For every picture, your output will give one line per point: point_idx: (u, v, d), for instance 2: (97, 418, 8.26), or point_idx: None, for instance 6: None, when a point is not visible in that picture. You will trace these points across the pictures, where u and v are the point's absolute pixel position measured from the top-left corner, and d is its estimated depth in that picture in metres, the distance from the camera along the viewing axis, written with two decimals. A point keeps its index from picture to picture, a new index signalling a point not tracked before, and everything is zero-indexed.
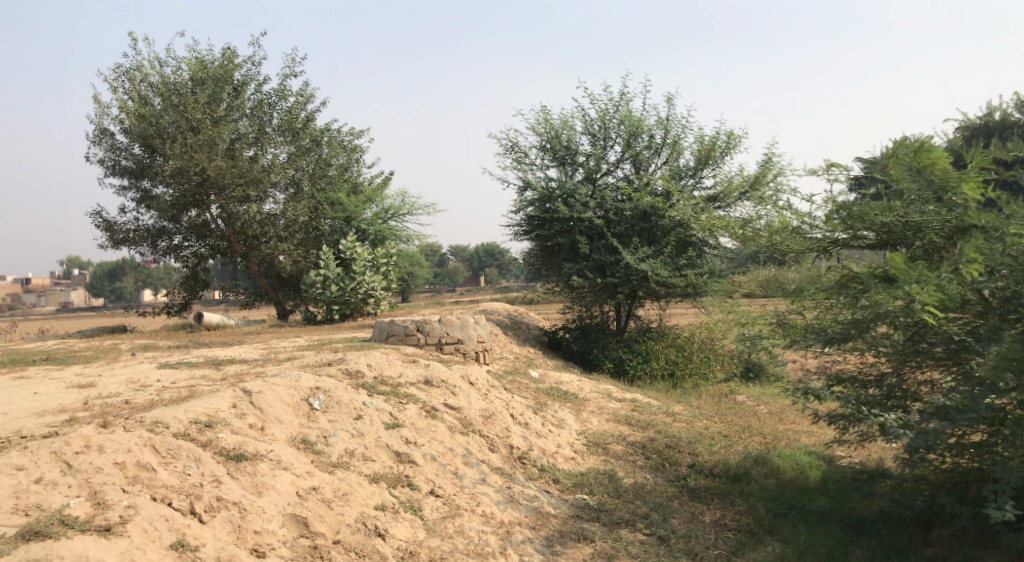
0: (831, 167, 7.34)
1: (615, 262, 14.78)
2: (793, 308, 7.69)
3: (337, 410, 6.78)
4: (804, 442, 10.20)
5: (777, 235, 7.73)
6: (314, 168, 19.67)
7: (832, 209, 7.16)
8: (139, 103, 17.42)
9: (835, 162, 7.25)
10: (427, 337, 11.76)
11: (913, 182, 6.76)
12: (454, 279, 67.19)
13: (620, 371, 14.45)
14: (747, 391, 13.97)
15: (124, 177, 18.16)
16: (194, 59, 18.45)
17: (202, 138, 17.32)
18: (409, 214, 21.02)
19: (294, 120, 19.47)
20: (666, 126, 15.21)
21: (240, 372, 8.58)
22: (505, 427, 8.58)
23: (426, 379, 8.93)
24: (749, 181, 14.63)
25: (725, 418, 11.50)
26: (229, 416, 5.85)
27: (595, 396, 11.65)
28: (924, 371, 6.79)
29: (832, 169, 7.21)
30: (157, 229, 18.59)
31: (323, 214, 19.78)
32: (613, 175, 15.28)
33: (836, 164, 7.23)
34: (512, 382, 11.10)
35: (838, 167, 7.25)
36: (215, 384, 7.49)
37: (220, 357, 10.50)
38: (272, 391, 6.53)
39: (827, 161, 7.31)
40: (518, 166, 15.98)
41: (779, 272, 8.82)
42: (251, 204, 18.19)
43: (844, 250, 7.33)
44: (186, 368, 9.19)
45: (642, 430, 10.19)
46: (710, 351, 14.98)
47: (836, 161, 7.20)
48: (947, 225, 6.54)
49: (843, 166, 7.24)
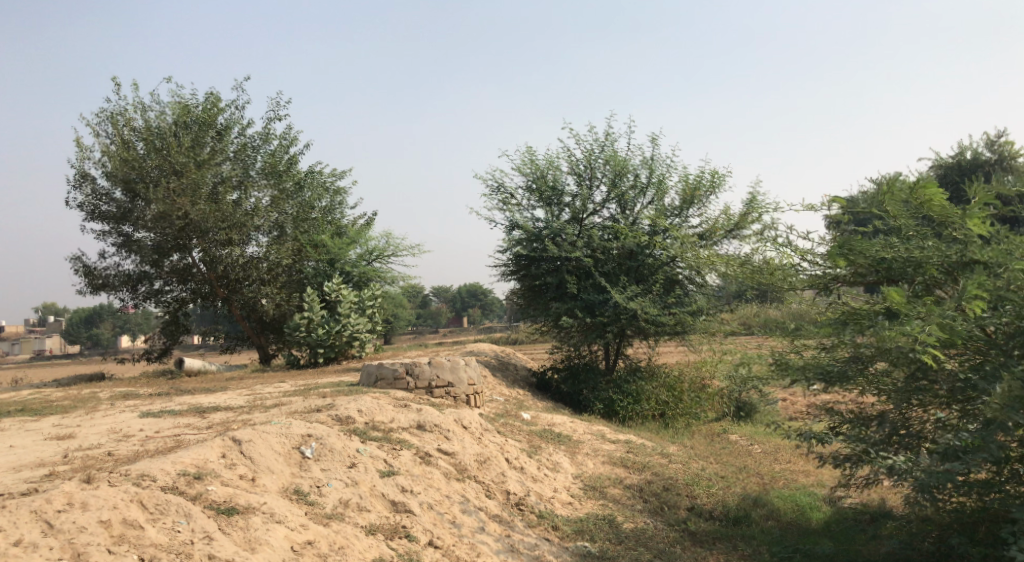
0: (830, 201, 7.15)
1: (603, 301, 14.67)
2: (791, 345, 7.54)
3: (329, 458, 6.53)
4: (802, 482, 10.03)
5: (776, 272, 7.58)
6: (297, 211, 19.53)
7: (833, 245, 6.99)
8: (122, 147, 17.29)
9: (835, 195, 7.09)
10: (417, 380, 11.53)
11: (909, 217, 6.80)
12: (438, 320, 67.09)
13: (611, 412, 14.21)
14: (740, 431, 13.82)
15: (105, 222, 17.91)
16: (178, 103, 18.48)
17: (186, 182, 17.03)
18: (394, 255, 20.90)
19: (277, 163, 19.48)
20: (650, 166, 15.31)
21: (226, 420, 8.29)
22: (500, 472, 8.33)
23: (419, 424, 8.69)
24: (735, 219, 14.69)
25: (721, 458, 11.32)
26: (218, 467, 5.59)
27: (588, 438, 11.43)
28: (928, 409, 6.68)
29: (832, 203, 7.02)
30: (137, 274, 18.28)
31: (307, 256, 19.57)
32: (600, 215, 15.30)
33: (837, 198, 7.04)
34: (505, 425, 10.88)
35: (838, 201, 7.08)
36: (201, 433, 7.21)
37: (204, 404, 10.18)
38: (263, 439, 6.28)
39: (827, 194, 7.10)
40: (504, 208, 15.97)
41: (772, 311, 8.74)
42: (234, 247, 18.07)
43: (845, 287, 7.20)
44: (168, 417, 8.88)
45: (638, 473, 9.97)
46: (701, 391, 14.84)
47: (836, 196, 7.03)
48: (948, 260, 6.46)
49: (843, 200, 7.08)
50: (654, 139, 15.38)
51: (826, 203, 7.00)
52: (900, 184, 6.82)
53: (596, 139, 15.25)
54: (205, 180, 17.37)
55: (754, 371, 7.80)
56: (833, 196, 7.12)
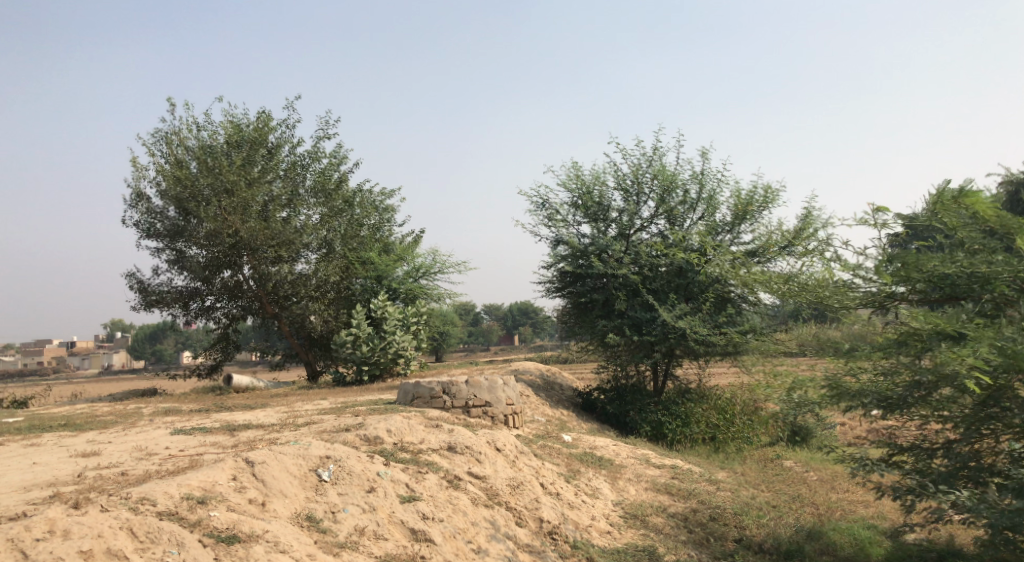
0: (878, 212, 6.39)
1: (651, 319, 14.08)
2: (845, 368, 6.76)
3: (347, 482, 6.24)
4: (861, 514, 9.29)
5: (824, 289, 6.76)
6: (346, 229, 19.53)
7: (881, 259, 6.30)
8: (175, 166, 17.59)
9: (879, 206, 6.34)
10: (454, 399, 11.20)
11: (973, 228, 5.97)
12: (488, 338, 67.07)
13: (658, 435, 13.60)
14: (795, 457, 13.06)
15: (160, 239, 18.21)
16: (231, 123, 18.80)
17: (236, 201, 17.23)
18: (440, 272, 20.77)
19: (327, 181, 19.49)
20: (700, 180, 14.76)
21: (255, 439, 8.08)
22: (534, 498, 7.87)
23: (450, 445, 8.32)
24: (790, 235, 13.95)
25: (773, 487, 10.61)
26: (227, 490, 5.36)
27: (631, 462, 10.88)
28: (1001, 439, 5.98)
29: (877, 214, 6.29)
30: (189, 290, 18.50)
31: (355, 273, 19.60)
32: (647, 231, 14.78)
33: (881, 209, 6.30)
34: (543, 447, 10.45)
35: (885, 211, 6.31)
36: (222, 453, 7.01)
37: (238, 421, 10.00)
38: (278, 461, 6.04)
39: (873, 205, 6.36)
40: (550, 224, 15.62)
41: (826, 331, 8.06)
42: (283, 264, 18.20)
43: (905, 306, 6.35)
44: (198, 435, 8.71)
45: (684, 501, 9.37)
46: (754, 414, 14.14)
47: (881, 206, 6.27)
48: (1020, 275, 5.62)
49: (890, 211, 6.31)
50: (704, 153, 14.83)
51: (869, 215, 6.29)
52: (950, 194, 6.10)
53: (644, 153, 14.80)
54: (256, 199, 17.53)
55: (808, 395, 7.07)
56: (878, 207, 6.35)
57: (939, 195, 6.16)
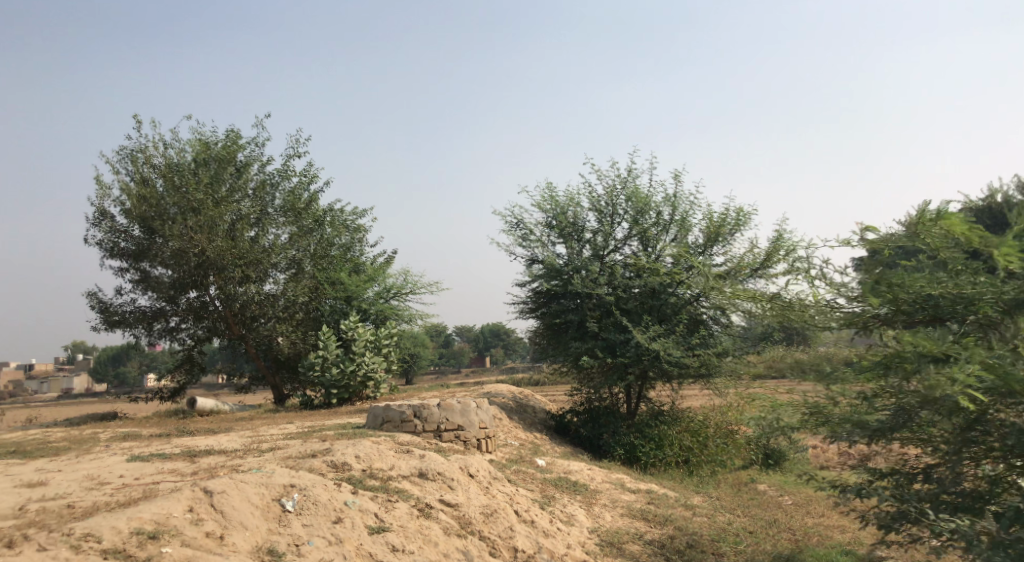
0: (864, 231, 6.20)
1: (625, 341, 13.92)
2: (827, 392, 6.62)
3: (313, 512, 5.92)
4: (838, 539, 9.16)
5: (808, 310, 6.50)
6: (316, 249, 19.15)
7: (869, 279, 6.08)
8: (140, 184, 17.10)
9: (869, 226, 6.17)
10: (425, 423, 10.88)
11: (955, 248, 5.88)
12: (461, 360, 66.43)
13: (632, 458, 13.38)
14: (769, 480, 12.95)
15: (123, 259, 17.67)
16: (199, 140, 18.41)
17: (203, 219, 16.79)
18: (411, 293, 20.48)
19: (296, 201, 19.13)
20: (673, 203, 14.75)
21: (216, 466, 7.69)
22: (508, 526, 7.59)
23: (421, 472, 8.01)
24: (761, 257, 13.96)
25: (749, 512, 10.46)
26: (182, 523, 5.04)
27: (606, 487, 10.65)
28: (981, 464, 5.81)
29: (865, 234, 6.13)
30: (153, 311, 17.95)
31: (324, 294, 19.20)
32: (621, 252, 14.68)
33: (870, 227, 6.10)
34: (517, 472, 10.18)
35: (873, 230, 6.13)
36: (180, 482, 6.64)
37: (199, 447, 9.57)
38: (238, 490, 5.71)
39: (859, 225, 6.17)
40: (525, 244, 15.46)
41: (801, 352, 7.95)
42: (250, 284, 17.71)
43: (887, 329, 6.18)
44: (156, 462, 8.28)
45: (661, 527, 9.15)
46: (728, 437, 14.02)
47: (869, 225, 6.08)
48: (1003, 297, 5.55)
49: (877, 229, 6.12)
50: (677, 175, 14.84)
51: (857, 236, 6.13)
52: (932, 215, 5.94)
53: (618, 175, 14.77)
54: (223, 217, 17.11)
55: (787, 418, 6.93)
56: (866, 226, 6.20)
57: (920, 216, 6.00)
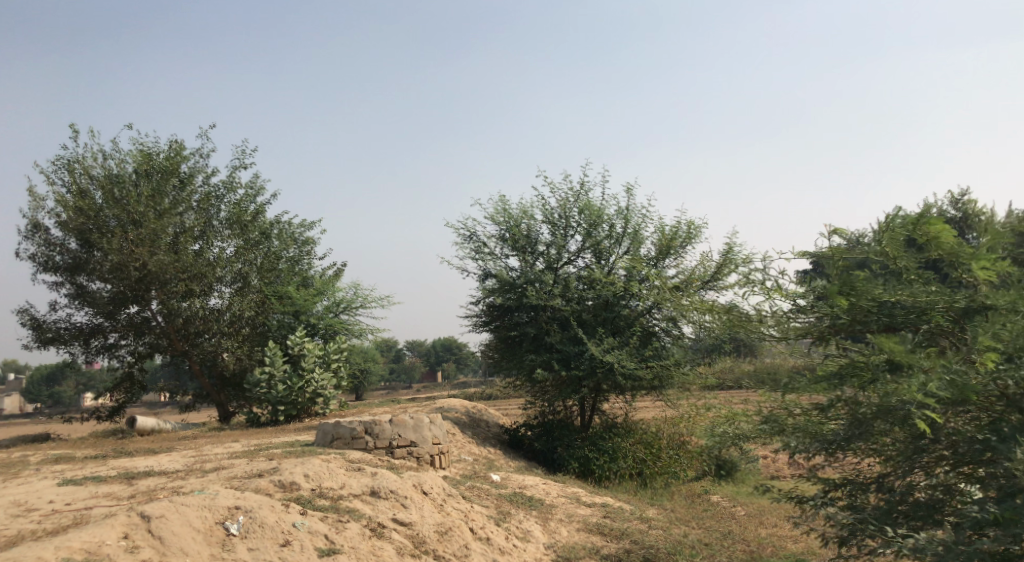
0: (830, 236, 6.17)
1: (580, 353, 13.89)
2: (780, 402, 6.67)
3: (259, 535, 5.64)
4: (791, 549, 9.23)
5: (765, 318, 6.51)
6: (263, 262, 18.62)
7: (833, 283, 6.03)
8: (77, 196, 16.38)
9: (836, 228, 6.14)
10: (377, 439, 10.60)
11: (911, 257, 5.96)
12: (412, 375, 65.60)
13: (586, 472, 13.31)
14: (721, 491, 13.03)
15: (58, 273, 16.89)
16: (140, 151, 17.77)
17: (144, 232, 16.17)
18: (362, 307, 20.12)
19: (243, 213, 18.63)
20: (625, 216, 14.82)
21: (155, 488, 7.30)
22: (463, 544, 7.39)
23: (373, 490, 7.76)
24: (712, 270, 14.11)
25: (703, 523, 10.47)
26: (117, 553, 4.73)
27: (562, 502, 10.53)
28: (932, 473, 5.87)
29: (833, 237, 6.05)
30: (91, 327, 17.17)
31: (272, 308, 18.68)
32: (575, 265, 14.67)
33: (836, 231, 6.08)
34: (472, 488, 9.99)
35: (839, 234, 6.11)
36: (115, 506, 6.27)
37: (137, 469, 9.10)
38: (178, 514, 5.41)
39: (828, 228, 6.11)
40: (478, 257, 15.33)
41: (752, 362, 7.99)
42: (194, 298, 17.09)
43: (842, 338, 6.23)
44: (90, 486, 7.83)
45: (617, 541, 9.06)
46: (680, 448, 14.07)
47: (835, 228, 6.05)
48: (954, 306, 5.67)
49: (843, 234, 6.08)
50: (630, 188, 14.93)
51: (825, 237, 6.01)
52: (901, 221, 5.93)
53: (571, 188, 14.80)
54: (165, 230, 16.50)
55: (740, 428, 6.94)
56: (832, 230, 6.17)
57: (887, 222, 6.01)
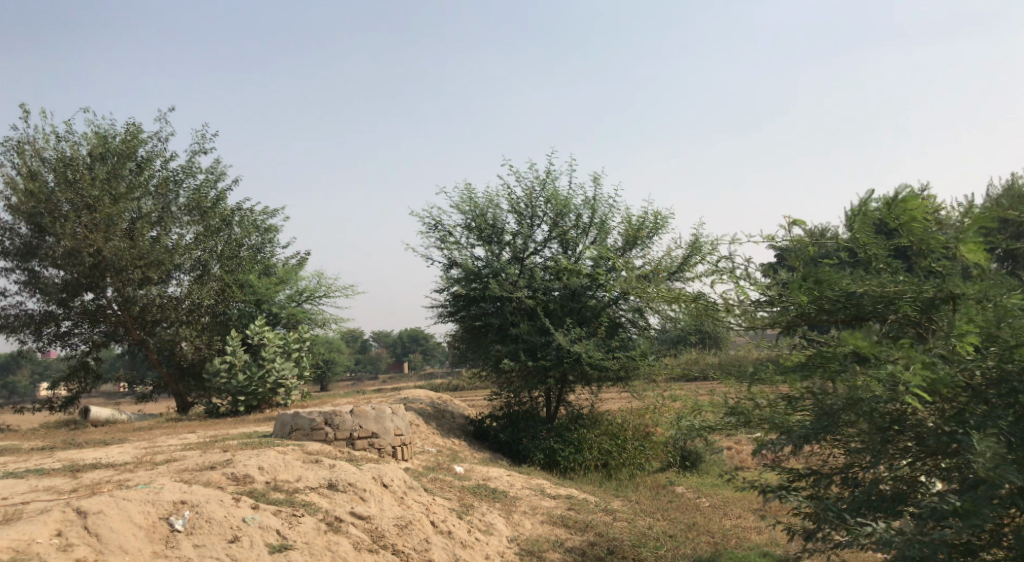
0: (790, 226, 6.02)
1: (546, 343, 13.77)
2: (747, 393, 6.59)
3: (206, 531, 5.38)
4: (755, 541, 9.19)
5: (731, 309, 6.41)
6: (223, 250, 18.11)
7: (796, 276, 5.93)
8: (27, 179, 15.72)
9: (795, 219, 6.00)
10: (337, 431, 10.32)
11: (880, 245, 5.89)
12: (377, 366, 64.96)
13: (551, 463, 13.19)
14: (685, 483, 13.02)
15: (8, 259, 16.21)
16: (95, 133, 17.14)
17: (98, 217, 15.57)
18: (325, 296, 19.74)
19: (202, 199, 18.12)
20: (592, 206, 14.69)
21: (101, 482, 6.96)
22: (423, 538, 7.19)
23: (330, 483, 7.51)
24: (679, 260, 14.08)
25: (668, 515, 10.41)
26: (48, 552, 4.44)
27: (526, 493, 10.38)
28: (897, 465, 5.79)
29: (792, 228, 5.90)
30: (42, 314, 16.52)
31: (232, 297, 18.18)
32: (541, 255, 14.50)
33: (795, 223, 5.94)
34: (434, 481, 9.78)
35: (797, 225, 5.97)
36: (54, 501, 5.93)
37: (85, 461, 8.71)
38: (119, 510, 5.11)
39: (787, 219, 5.94)
40: (443, 247, 15.09)
41: (718, 353, 7.91)
42: (151, 286, 16.58)
43: (808, 328, 6.19)
44: (32, 480, 7.44)
45: (581, 534, 8.94)
46: (645, 439, 14.02)
47: (794, 220, 5.90)
48: (922, 295, 5.60)
49: (802, 225, 5.95)
50: (596, 178, 14.81)
51: (785, 228, 5.87)
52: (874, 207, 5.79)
53: (537, 177, 14.63)
54: (121, 215, 15.89)
55: (708, 419, 6.85)
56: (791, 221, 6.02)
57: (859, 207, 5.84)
